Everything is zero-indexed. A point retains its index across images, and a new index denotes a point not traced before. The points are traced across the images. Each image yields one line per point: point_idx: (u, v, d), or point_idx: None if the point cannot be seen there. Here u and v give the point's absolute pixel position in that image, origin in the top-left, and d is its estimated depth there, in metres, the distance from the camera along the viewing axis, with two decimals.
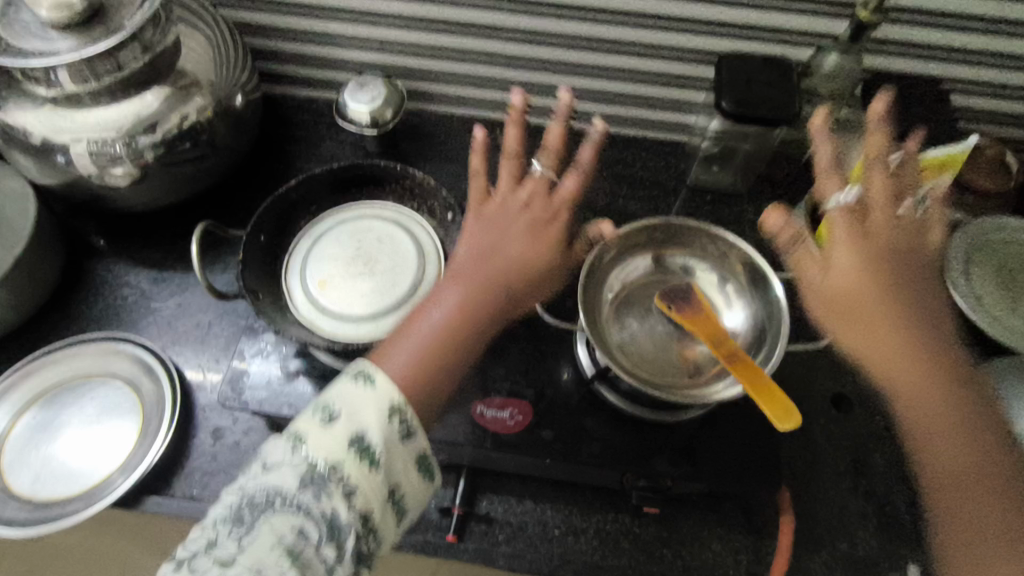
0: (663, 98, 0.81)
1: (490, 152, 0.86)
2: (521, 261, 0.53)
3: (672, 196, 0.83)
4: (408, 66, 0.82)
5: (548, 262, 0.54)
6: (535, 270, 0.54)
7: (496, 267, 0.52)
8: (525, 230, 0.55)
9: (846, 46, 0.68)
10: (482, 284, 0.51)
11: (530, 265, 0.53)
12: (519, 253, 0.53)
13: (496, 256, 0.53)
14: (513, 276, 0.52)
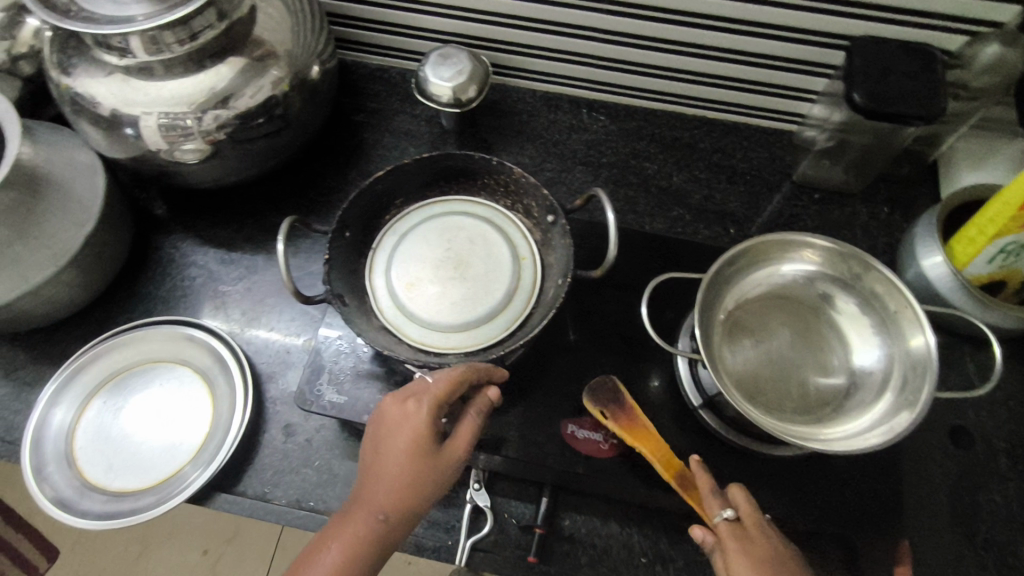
0: (775, 84, 0.73)
1: (575, 133, 0.79)
2: (405, 474, 0.45)
3: (775, 191, 0.76)
4: (493, 38, 0.75)
5: (419, 459, 0.45)
6: (425, 494, 0.45)
7: (382, 465, 0.45)
8: (394, 443, 0.45)
9: (1011, 36, 0.60)
10: (367, 522, 0.44)
11: (419, 494, 0.45)
12: (398, 442, 0.45)
13: (370, 480, 0.45)
14: (398, 501, 0.45)
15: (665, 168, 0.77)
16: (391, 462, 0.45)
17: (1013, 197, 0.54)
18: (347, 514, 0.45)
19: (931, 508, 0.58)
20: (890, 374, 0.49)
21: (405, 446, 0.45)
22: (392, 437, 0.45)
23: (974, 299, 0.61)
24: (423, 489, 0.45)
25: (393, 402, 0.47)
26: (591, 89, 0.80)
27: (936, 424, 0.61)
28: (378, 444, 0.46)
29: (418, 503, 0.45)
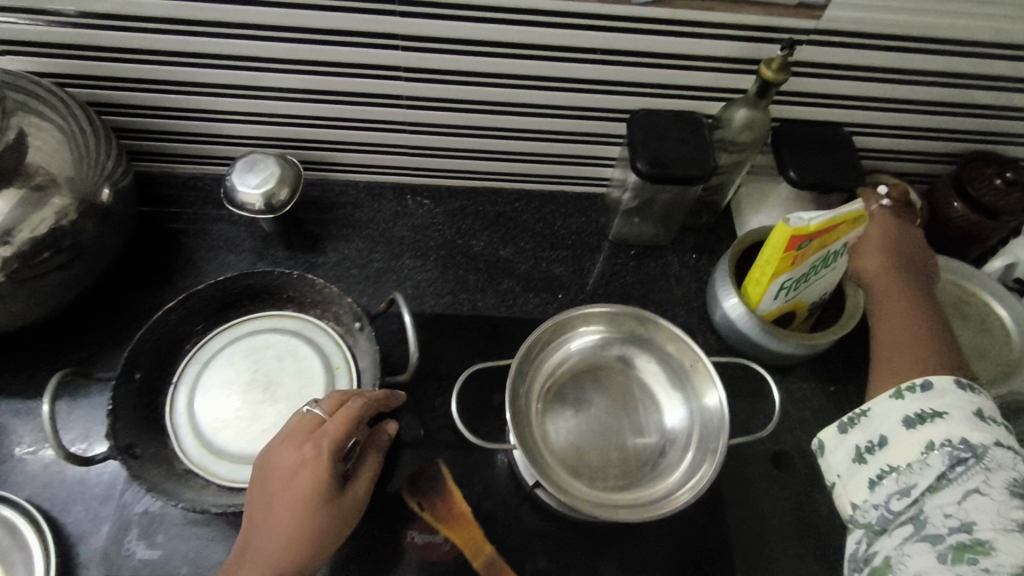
0: (578, 154, 0.78)
1: (401, 219, 0.81)
2: (314, 516, 0.43)
3: (596, 252, 0.80)
4: (303, 139, 0.75)
5: (323, 503, 0.44)
6: (328, 540, 0.44)
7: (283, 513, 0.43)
8: (294, 494, 0.43)
9: (753, 101, 0.67)
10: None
11: (318, 543, 0.43)
12: (294, 490, 0.43)
13: (266, 530, 0.43)
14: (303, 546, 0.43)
15: (492, 243, 0.79)
16: (286, 513, 0.43)
17: (778, 241, 0.60)
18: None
19: (766, 533, 0.61)
20: (694, 428, 0.54)
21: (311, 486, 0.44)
22: (289, 485, 0.43)
23: (770, 331, 0.67)
24: (324, 537, 0.44)
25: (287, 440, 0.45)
26: (410, 176, 0.82)
27: (759, 453, 0.66)
28: (277, 488, 0.44)
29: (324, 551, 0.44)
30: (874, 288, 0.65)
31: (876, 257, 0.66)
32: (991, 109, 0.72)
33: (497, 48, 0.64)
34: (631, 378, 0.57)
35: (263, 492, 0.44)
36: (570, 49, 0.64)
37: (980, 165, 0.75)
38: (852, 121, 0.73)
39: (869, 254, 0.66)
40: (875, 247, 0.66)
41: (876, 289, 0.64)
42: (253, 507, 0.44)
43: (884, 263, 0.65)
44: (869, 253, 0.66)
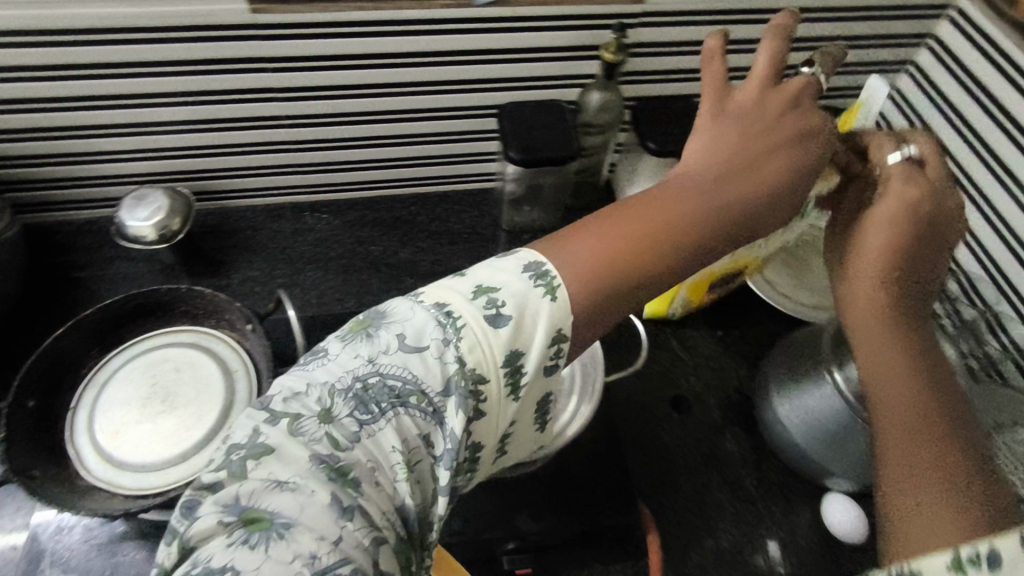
0: (462, 153, 0.84)
1: (302, 235, 0.84)
2: (700, 208, 0.50)
3: (492, 243, 0.86)
4: (193, 170, 0.78)
5: (743, 127, 0.53)
6: (767, 160, 0.52)
7: (648, 204, 0.50)
8: (721, 122, 0.53)
9: (604, 84, 0.74)
10: (690, 197, 0.50)
11: (749, 161, 0.52)
12: (729, 116, 0.53)
13: (687, 167, 0.52)
14: (668, 227, 0.48)
15: (392, 247, 0.83)
16: (721, 137, 0.52)
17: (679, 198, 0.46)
18: (644, 211, 0.49)
19: (670, 469, 0.66)
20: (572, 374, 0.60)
21: (699, 212, 0.50)
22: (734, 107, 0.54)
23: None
24: (745, 157, 0.52)
25: (720, 137, 0.52)
26: (307, 194, 0.85)
27: (657, 399, 0.71)
28: (731, 102, 0.54)
29: (746, 193, 0.51)
30: (850, 292, 0.50)
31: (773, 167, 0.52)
32: None
33: (364, 60, 0.69)
34: None
35: (731, 113, 0.53)
36: (431, 53, 0.70)
37: None
38: (699, 92, 0.82)
39: (734, 136, 0.52)
40: (758, 126, 0.53)
41: (862, 356, 0.48)
42: (700, 137, 0.53)
43: (756, 163, 0.52)
44: (769, 160, 0.52)
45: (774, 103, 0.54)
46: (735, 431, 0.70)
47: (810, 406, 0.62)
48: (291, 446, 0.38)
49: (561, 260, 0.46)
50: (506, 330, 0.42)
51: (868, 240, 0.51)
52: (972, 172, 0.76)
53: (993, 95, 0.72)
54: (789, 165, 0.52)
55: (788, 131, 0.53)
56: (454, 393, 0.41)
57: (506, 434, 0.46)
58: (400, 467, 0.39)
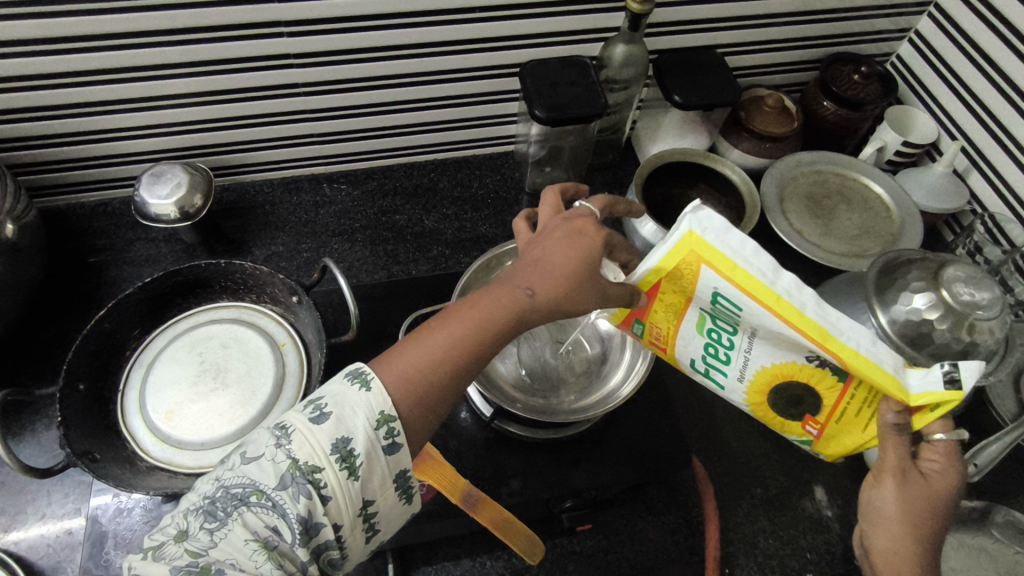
0: (482, 115, 0.82)
1: (324, 207, 0.82)
2: (512, 295, 0.46)
3: (516, 206, 0.85)
4: (210, 144, 0.76)
5: (573, 266, 0.47)
6: (566, 261, 0.47)
7: (449, 309, 0.47)
8: (550, 241, 0.48)
9: (629, 36, 0.72)
10: (508, 294, 0.46)
11: (559, 268, 0.47)
12: (543, 243, 0.49)
13: (500, 277, 0.48)
14: (483, 323, 0.45)
15: (416, 215, 0.82)
16: (538, 246, 0.49)
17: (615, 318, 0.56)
18: (470, 312, 0.45)
19: (716, 423, 0.67)
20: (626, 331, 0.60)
21: (504, 297, 0.46)
22: (542, 238, 0.49)
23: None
24: (556, 260, 0.47)
25: (543, 241, 0.49)
26: (324, 164, 0.83)
27: None
28: (526, 251, 0.49)
29: (548, 275, 0.47)
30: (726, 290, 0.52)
31: (561, 260, 0.47)
32: (839, 12, 0.81)
33: (382, 21, 0.67)
34: None
35: (526, 248, 0.50)
36: (452, 11, 0.68)
37: (837, 65, 0.84)
38: (721, 43, 0.80)
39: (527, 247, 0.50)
40: (534, 242, 0.50)
41: (886, 466, 0.47)
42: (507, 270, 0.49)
43: (531, 259, 0.48)
44: (545, 253, 0.48)
45: (555, 225, 0.50)
46: None
47: None
48: (153, 564, 0.37)
49: (385, 363, 0.44)
50: (329, 423, 0.40)
51: (570, 252, 0.48)
52: (997, 113, 0.76)
53: (1018, 32, 0.71)
54: (559, 240, 0.48)
55: (568, 228, 0.49)
56: (287, 487, 0.38)
57: (369, 510, 0.42)
58: (260, 553, 0.37)
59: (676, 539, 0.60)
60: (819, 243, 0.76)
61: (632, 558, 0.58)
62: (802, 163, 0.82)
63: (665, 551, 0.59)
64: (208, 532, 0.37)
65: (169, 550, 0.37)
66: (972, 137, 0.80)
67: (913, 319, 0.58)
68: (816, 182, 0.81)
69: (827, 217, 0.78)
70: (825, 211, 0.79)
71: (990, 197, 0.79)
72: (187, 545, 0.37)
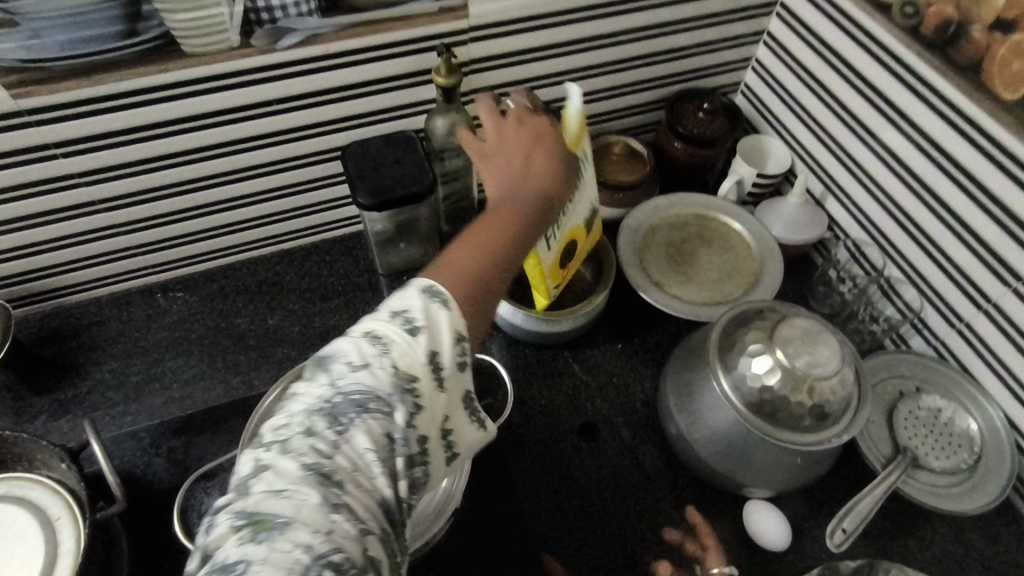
0: (319, 200, 0.77)
1: (159, 319, 0.76)
2: (540, 197, 0.53)
3: (370, 290, 0.80)
4: (13, 272, 0.69)
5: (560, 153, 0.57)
6: (553, 152, 0.56)
7: (486, 220, 0.50)
8: (531, 144, 0.56)
9: (445, 108, 0.68)
10: (539, 191, 0.54)
11: (555, 159, 0.56)
12: (523, 148, 0.56)
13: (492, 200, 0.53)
14: (523, 220, 0.51)
15: (258, 315, 0.76)
16: (515, 161, 0.55)
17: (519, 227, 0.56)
18: (512, 213, 0.51)
19: (585, 510, 0.63)
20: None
21: (535, 194, 0.53)
22: (517, 138, 0.56)
23: (543, 318, 0.69)
24: (550, 150, 0.56)
25: (522, 139, 0.56)
26: (154, 274, 0.77)
27: (564, 430, 0.69)
28: (506, 159, 0.56)
29: (554, 163, 0.56)
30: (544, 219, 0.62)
31: (550, 153, 0.56)
32: (672, 52, 0.78)
33: (163, 128, 0.62)
34: None
35: (504, 155, 0.56)
36: (248, 107, 0.63)
37: (681, 104, 0.81)
38: (555, 97, 0.77)
39: (505, 162, 0.55)
40: (515, 145, 0.56)
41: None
42: (496, 185, 0.54)
43: (533, 166, 0.55)
44: (536, 153, 0.56)
45: (514, 125, 0.58)
46: (650, 449, 0.68)
47: (710, 422, 0.59)
48: (281, 465, 0.36)
49: (438, 274, 0.46)
50: (424, 333, 0.42)
51: (546, 148, 0.56)
52: (838, 137, 0.74)
53: (844, 58, 0.70)
54: (552, 134, 0.57)
55: (535, 126, 0.57)
56: (401, 392, 0.40)
57: (447, 429, 0.44)
58: (376, 465, 0.38)
59: None
60: (678, 295, 0.72)
61: None
62: (659, 209, 0.79)
63: None
64: (331, 433, 0.38)
65: (295, 444, 0.37)
66: (822, 161, 0.78)
67: (754, 385, 0.55)
68: (671, 228, 0.78)
69: (686, 265, 0.75)
70: (685, 258, 0.76)
71: (847, 221, 0.76)
72: (313, 444, 0.37)
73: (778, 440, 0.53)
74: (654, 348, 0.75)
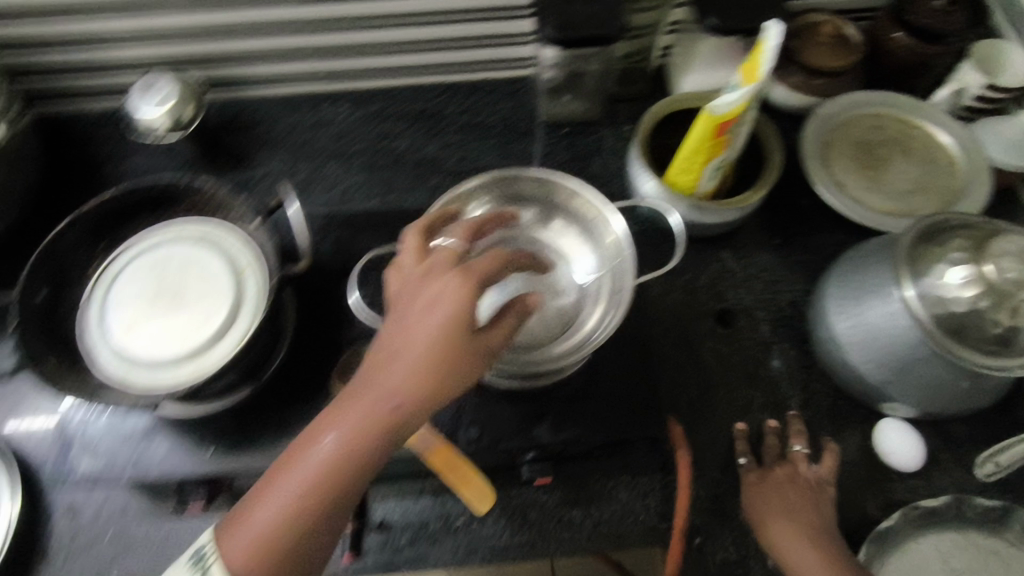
0: (495, 33, 0.74)
1: (325, 128, 0.78)
2: (383, 413, 0.40)
3: (527, 136, 0.78)
4: (206, 53, 0.72)
5: (460, 348, 0.41)
6: (438, 349, 0.40)
7: (288, 457, 0.41)
8: (435, 329, 0.41)
9: None
10: (390, 405, 0.40)
11: (442, 372, 0.40)
12: (431, 318, 0.41)
13: (382, 363, 0.41)
14: (386, 432, 0.40)
15: (417, 140, 0.77)
16: (420, 323, 0.41)
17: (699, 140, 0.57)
18: (350, 470, 0.39)
19: (709, 390, 0.63)
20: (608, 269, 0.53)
21: (376, 425, 0.39)
22: (422, 304, 0.42)
23: (692, 205, 0.64)
24: (453, 373, 0.41)
25: (416, 292, 0.43)
26: (324, 82, 0.78)
27: (701, 311, 0.67)
28: (402, 317, 0.42)
29: (448, 391, 0.41)
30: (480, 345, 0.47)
31: (423, 337, 0.41)
32: None
33: None
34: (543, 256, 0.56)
35: (405, 302, 0.42)
36: None
37: None
38: None
39: (410, 314, 0.41)
40: (422, 303, 0.42)
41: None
42: (380, 340, 0.42)
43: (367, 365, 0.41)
44: (401, 345, 0.41)
45: (441, 265, 0.44)
46: (788, 348, 0.65)
47: (875, 328, 0.55)
48: None
49: (323, 441, 0.40)
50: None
51: (418, 328, 0.41)
52: None
53: None
54: (457, 281, 0.42)
55: (455, 282, 0.42)
56: None
57: None
58: None
59: (647, 503, 0.59)
60: (860, 200, 0.67)
61: (597, 517, 0.58)
62: (856, 104, 0.71)
63: (633, 512, 0.59)
64: None
65: None
66: None
67: (944, 297, 0.50)
68: (866, 127, 0.70)
69: (875, 170, 0.68)
70: (874, 162, 0.69)
71: None
72: None
73: (959, 358, 0.49)
74: (813, 251, 0.70)
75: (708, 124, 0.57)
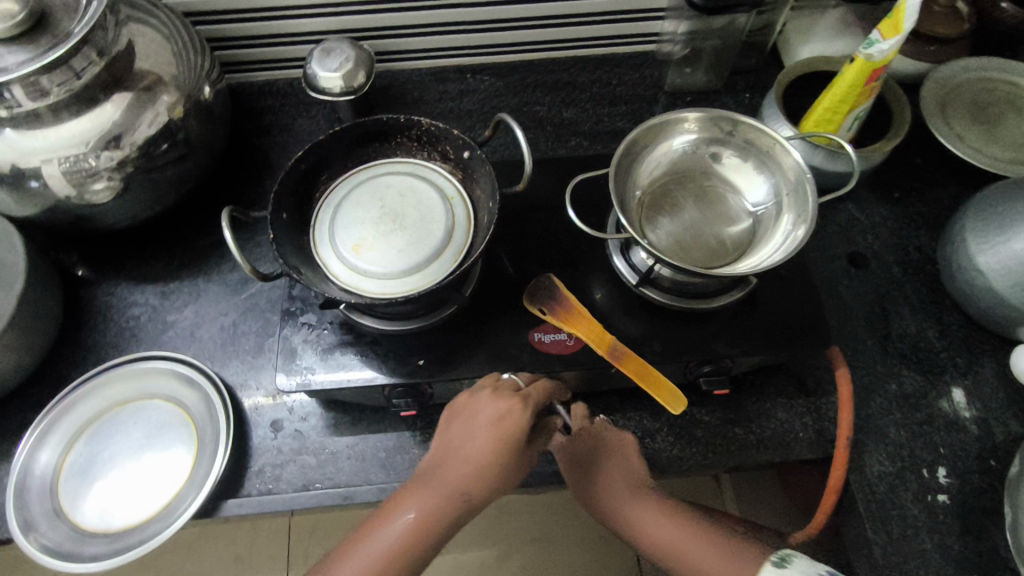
0: (631, 8, 0.81)
1: (467, 97, 0.85)
2: (448, 497, 0.49)
3: (655, 104, 0.85)
4: (370, 27, 0.79)
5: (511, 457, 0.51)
6: (483, 465, 0.50)
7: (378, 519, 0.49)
8: (492, 435, 0.51)
9: None
10: (447, 495, 0.49)
11: (492, 475, 0.50)
12: (490, 426, 0.51)
13: (440, 469, 0.51)
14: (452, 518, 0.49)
15: (555, 107, 0.84)
16: (473, 444, 0.51)
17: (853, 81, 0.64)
18: (419, 539, 0.47)
19: (850, 322, 0.68)
20: (781, 194, 0.57)
21: (443, 512, 0.48)
22: (490, 421, 0.52)
23: (829, 153, 0.70)
24: (500, 471, 0.51)
25: (478, 418, 0.53)
26: (469, 55, 0.85)
27: (835, 255, 0.73)
28: (466, 421, 0.53)
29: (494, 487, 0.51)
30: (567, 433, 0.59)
31: (477, 447, 0.51)
32: None
33: None
34: (720, 187, 0.62)
35: (458, 426, 0.53)
36: None
37: None
38: None
39: (468, 445, 0.51)
40: (477, 425, 0.52)
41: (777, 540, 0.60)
42: (432, 458, 0.53)
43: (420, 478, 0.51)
44: (468, 450, 0.51)
45: (503, 388, 0.54)
46: (918, 288, 0.70)
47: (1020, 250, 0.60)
48: None
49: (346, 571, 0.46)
50: None
51: (478, 440, 0.51)
52: None
53: None
54: (519, 398, 0.53)
55: (507, 400, 0.52)
56: None
57: None
58: None
59: (804, 422, 0.64)
60: (983, 151, 0.72)
61: (759, 433, 0.63)
62: (970, 69, 0.77)
63: (793, 430, 0.63)
64: None
65: None
66: None
67: None
68: (981, 88, 0.76)
69: (994, 125, 0.74)
70: (991, 118, 0.75)
71: None
72: None
73: None
74: (933, 203, 0.75)
75: (860, 70, 0.63)
